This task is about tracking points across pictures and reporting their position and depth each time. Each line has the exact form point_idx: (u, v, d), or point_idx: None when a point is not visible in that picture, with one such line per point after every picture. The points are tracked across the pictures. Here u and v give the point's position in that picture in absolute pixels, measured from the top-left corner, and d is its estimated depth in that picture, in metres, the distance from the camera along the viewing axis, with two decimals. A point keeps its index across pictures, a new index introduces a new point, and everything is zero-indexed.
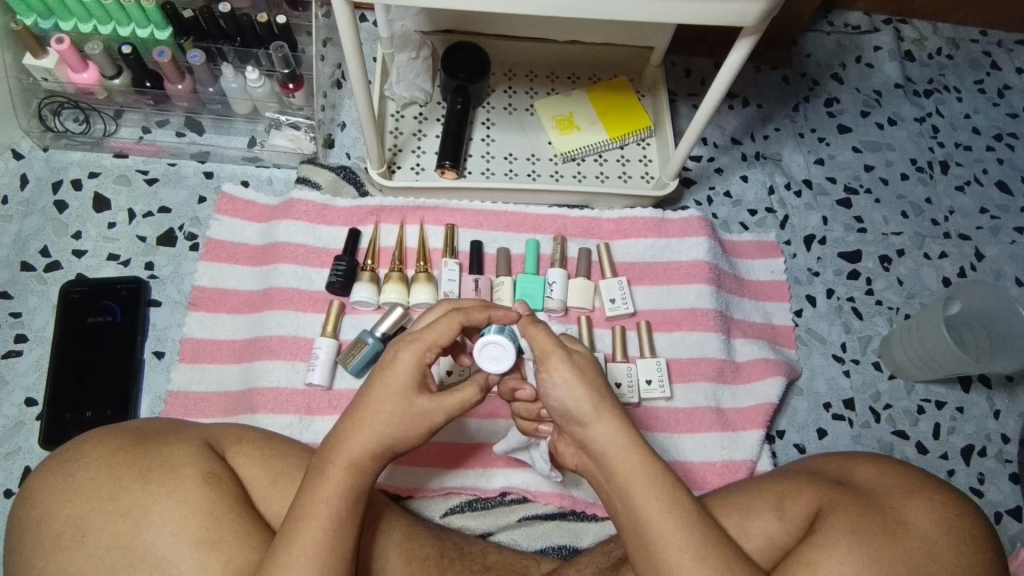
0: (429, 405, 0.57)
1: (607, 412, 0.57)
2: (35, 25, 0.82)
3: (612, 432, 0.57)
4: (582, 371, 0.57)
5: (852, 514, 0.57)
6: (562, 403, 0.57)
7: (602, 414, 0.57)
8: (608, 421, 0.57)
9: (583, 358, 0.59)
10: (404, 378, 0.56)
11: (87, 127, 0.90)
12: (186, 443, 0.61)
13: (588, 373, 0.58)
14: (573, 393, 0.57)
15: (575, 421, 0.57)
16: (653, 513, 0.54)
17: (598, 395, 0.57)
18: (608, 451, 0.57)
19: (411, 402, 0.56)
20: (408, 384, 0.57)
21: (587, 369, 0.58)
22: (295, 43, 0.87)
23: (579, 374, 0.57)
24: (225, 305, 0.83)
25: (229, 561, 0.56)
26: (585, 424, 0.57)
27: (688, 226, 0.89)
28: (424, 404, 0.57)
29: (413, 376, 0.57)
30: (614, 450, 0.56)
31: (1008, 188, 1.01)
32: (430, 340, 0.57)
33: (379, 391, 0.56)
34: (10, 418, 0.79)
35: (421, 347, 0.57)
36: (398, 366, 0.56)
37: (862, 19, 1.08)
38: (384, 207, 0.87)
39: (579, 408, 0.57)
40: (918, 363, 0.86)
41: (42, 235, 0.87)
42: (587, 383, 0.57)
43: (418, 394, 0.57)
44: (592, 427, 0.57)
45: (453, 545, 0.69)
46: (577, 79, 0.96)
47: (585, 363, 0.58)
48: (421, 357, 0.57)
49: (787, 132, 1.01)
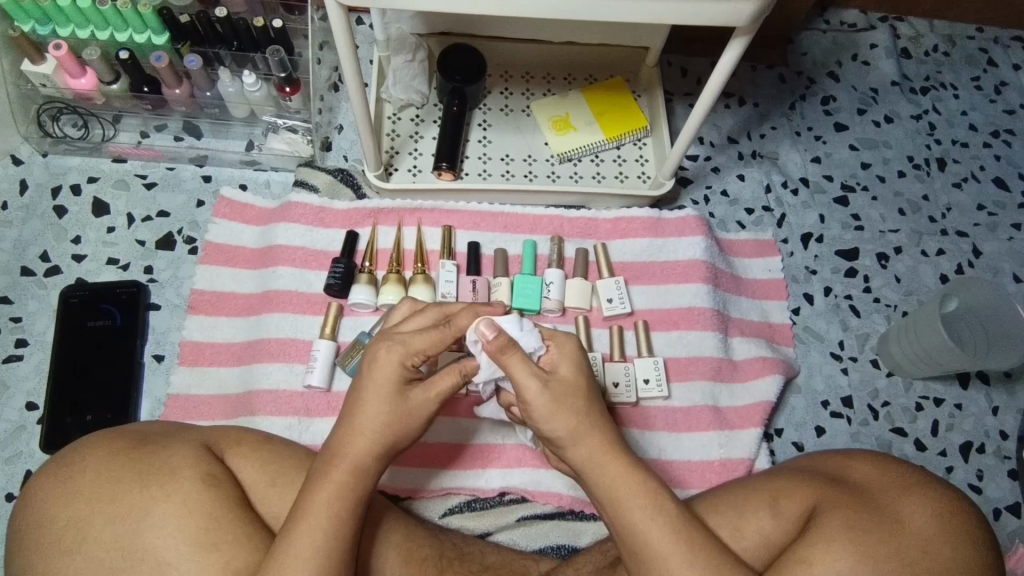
0: (419, 399, 0.57)
1: (587, 431, 0.56)
2: (33, 32, 0.83)
3: (592, 448, 0.56)
4: (559, 400, 0.56)
5: (845, 511, 0.57)
6: (542, 429, 0.57)
7: (582, 437, 0.56)
8: (588, 439, 0.56)
9: (561, 386, 0.56)
10: (389, 379, 0.57)
11: (86, 132, 0.91)
12: (186, 446, 0.61)
13: (567, 401, 0.56)
14: (550, 422, 0.56)
15: (554, 442, 0.57)
16: (638, 519, 0.55)
17: (578, 418, 0.56)
18: (586, 469, 0.57)
19: (402, 398, 0.57)
20: (391, 383, 0.57)
21: (567, 398, 0.56)
22: (292, 47, 0.88)
23: (554, 403, 0.56)
24: (223, 308, 0.83)
25: (227, 563, 0.56)
26: (565, 446, 0.57)
27: (685, 226, 0.89)
28: (414, 399, 0.57)
29: (398, 375, 0.57)
30: (593, 466, 0.56)
31: (1005, 184, 1.01)
32: (415, 347, 0.57)
33: (369, 394, 0.57)
34: (11, 422, 0.80)
35: (404, 350, 0.57)
36: (380, 368, 0.57)
37: (858, 18, 1.08)
38: (381, 209, 0.87)
39: (557, 432, 0.56)
40: (916, 360, 0.86)
41: (41, 240, 0.88)
42: (567, 410, 0.56)
43: (408, 390, 0.57)
44: (571, 449, 0.57)
45: (451, 545, 0.69)
46: (573, 79, 0.96)
47: (562, 390, 0.56)
48: (404, 359, 0.57)
49: (783, 131, 1.01)
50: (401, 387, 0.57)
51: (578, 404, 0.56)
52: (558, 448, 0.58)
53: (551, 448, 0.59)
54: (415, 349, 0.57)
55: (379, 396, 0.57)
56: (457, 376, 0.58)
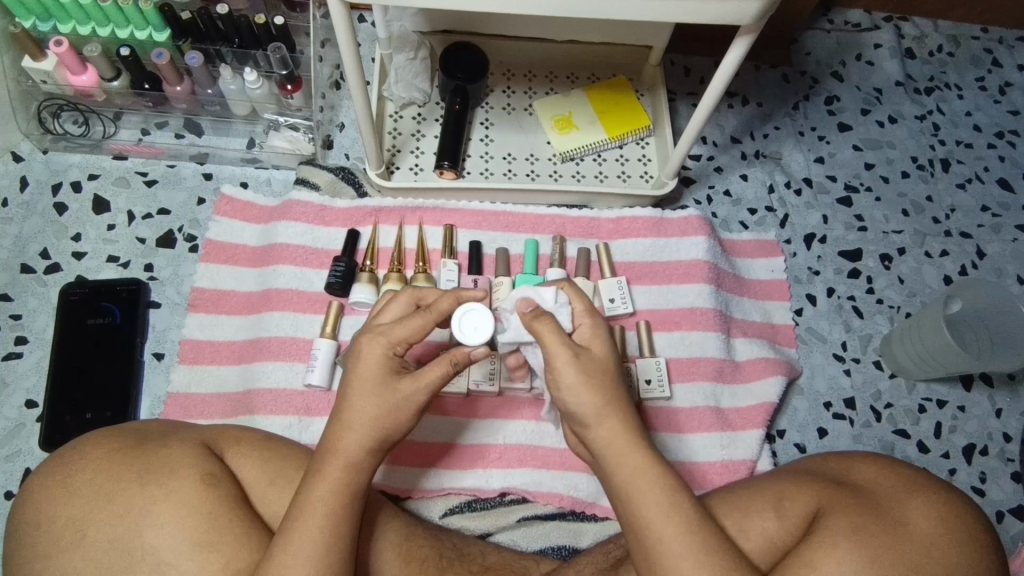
0: (407, 389, 0.57)
1: (617, 409, 0.57)
2: (33, 28, 0.82)
3: (613, 431, 0.57)
4: (588, 374, 0.57)
5: (848, 514, 0.57)
6: (568, 403, 0.57)
7: (604, 417, 0.57)
8: (611, 420, 0.57)
9: (592, 361, 0.58)
10: (374, 368, 0.57)
11: (86, 129, 0.91)
12: (186, 444, 0.61)
13: (599, 377, 0.57)
14: (576, 397, 0.57)
15: (579, 421, 0.58)
16: (653, 515, 0.54)
17: (610, 394, 0.57)
18: (608, 455, 0.57)
19: (389, 389, 0.57)
20: (378, 372, 0.57)
21: (595, 375, 0.57)
22: (294, 44, 0.88)
23: (584, 379, 0.57)
24: (224, 306, 0.83)
25: (227, 562, 0.56)
26: (590, 425, 0.57)
27: (688, 225, 0.88)
28: (403, 389, 0.57)
29: (384, 364, 0.57)
30: (615, 450, 0.57)
31: (1009, 185, 1.00)
32: (395, 336, 0.58)
33: (356, 387, 0.57)
34: (11, 420, 0.80)
35: (385, 341, 0.57)
36: (364, 358, 0.57)
37: (862, 17, 1.08)
38: (383, 208, 0.87)
39: (583, 406, 0.57)
40: (919, 362, 0.86)
41: (41, 237, 0.87)
42: (593, 388, 0.57)
43: (395, 380, 0.57)
44: (595, 429, 0.57)
45: (452, 545, 0.69)
46: (576, 78, 0.96)
47: (592, 366, 0.57)
48: (388, 350, 0.58)
49: (786, 131, 1.01)
50: (388, 378, 0.57)
51: (606, 380, 0.58)
52: (583, 429, 0.58)
53: (573, 428, 0.59)
54: (397, 339, 0.58)
55: (366, 388, 0.57)
56: (446, 365, 0.58)
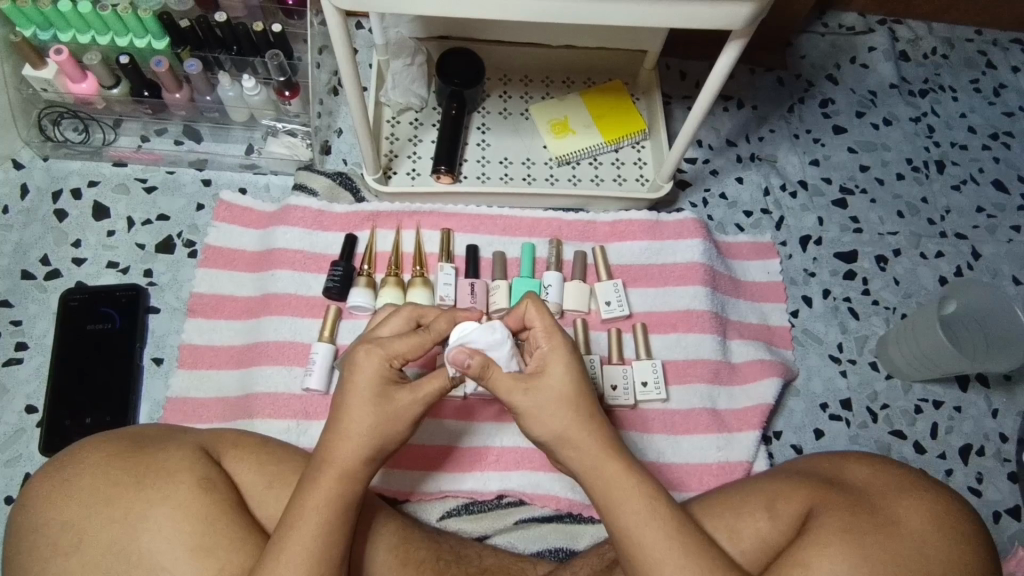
0: (404, 401, 0.58)
1: (575, 435, 0.57)
2: (34, 36, 0.83)
3: (583, 451, 0.57)
4: (545, 404, 0.57)
5: (836, 515, 0.57)
6: (532, 432, 0.58)
7: (571, 439, 0.57)
8: (578, 442, 0.57)
9: (545, 389, 0.57)
10: (371, 379, 0.57)
11: (86, 137, 0.91)
12: (183, 448, 0.61)
13: (550, 406, 0.57)
14: (539, 424, 0.57)
15: (547, 445, 0.59)
16: (632, 523, 0.55)
17: (568, 419, 0.57)
18: (583, 475, 0.57)
19: (386, 400, 0.57)
20: (375, 383, 0.57)
21: (551, 404, 0.57)
22: (291, 51, 0.89)
23: (540, 408, 0.57)
24: (222, 311, 0.84)
25: (223, 567, 0.57)
26: (557, 449, 0.58)
27: (683, 229, 0.89)
28: (399, 401, 0.57)
29: (380, 377, 0.57)
30: (587, 468, 0.57)
31: (1004, 186, 1.01)
32: (394, 349, 0.58)
33: (353, 399, 0.57)
34: (11, 425, 0.80)
35: (383, 352, 0.57)
36: (360, 370, 0.57)
37: (856, 20, 1.08)
38: (380, 212, 0.88)
39: (546, 434, 0.57)
40: (915, 362, 0.86)
41: (42, 244, 0.88)
42: (553, 415, 0.57)
43: (393, 391, 0.58)
44: (562, 450, 0.58)
45: (449, 547, 0.69)
46: (572, 83, 0.97)
47: (546, 395, 0.57)
48: (385, 361, 0.58)
49: (782, 133, 1.01)
50: (385, 389, 0.57)
51: (565, 406, 0.57)
52: (557, 454, 0.59)
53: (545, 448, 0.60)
54: (395, 352, 0.58)
55: (363, 400, 0.57)
56: (442, 380, 0.58)
